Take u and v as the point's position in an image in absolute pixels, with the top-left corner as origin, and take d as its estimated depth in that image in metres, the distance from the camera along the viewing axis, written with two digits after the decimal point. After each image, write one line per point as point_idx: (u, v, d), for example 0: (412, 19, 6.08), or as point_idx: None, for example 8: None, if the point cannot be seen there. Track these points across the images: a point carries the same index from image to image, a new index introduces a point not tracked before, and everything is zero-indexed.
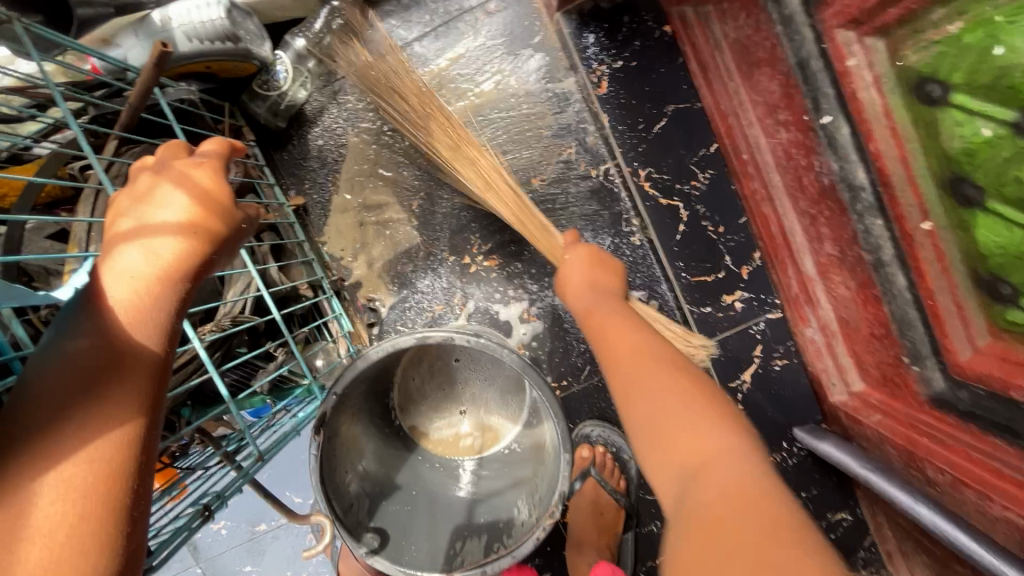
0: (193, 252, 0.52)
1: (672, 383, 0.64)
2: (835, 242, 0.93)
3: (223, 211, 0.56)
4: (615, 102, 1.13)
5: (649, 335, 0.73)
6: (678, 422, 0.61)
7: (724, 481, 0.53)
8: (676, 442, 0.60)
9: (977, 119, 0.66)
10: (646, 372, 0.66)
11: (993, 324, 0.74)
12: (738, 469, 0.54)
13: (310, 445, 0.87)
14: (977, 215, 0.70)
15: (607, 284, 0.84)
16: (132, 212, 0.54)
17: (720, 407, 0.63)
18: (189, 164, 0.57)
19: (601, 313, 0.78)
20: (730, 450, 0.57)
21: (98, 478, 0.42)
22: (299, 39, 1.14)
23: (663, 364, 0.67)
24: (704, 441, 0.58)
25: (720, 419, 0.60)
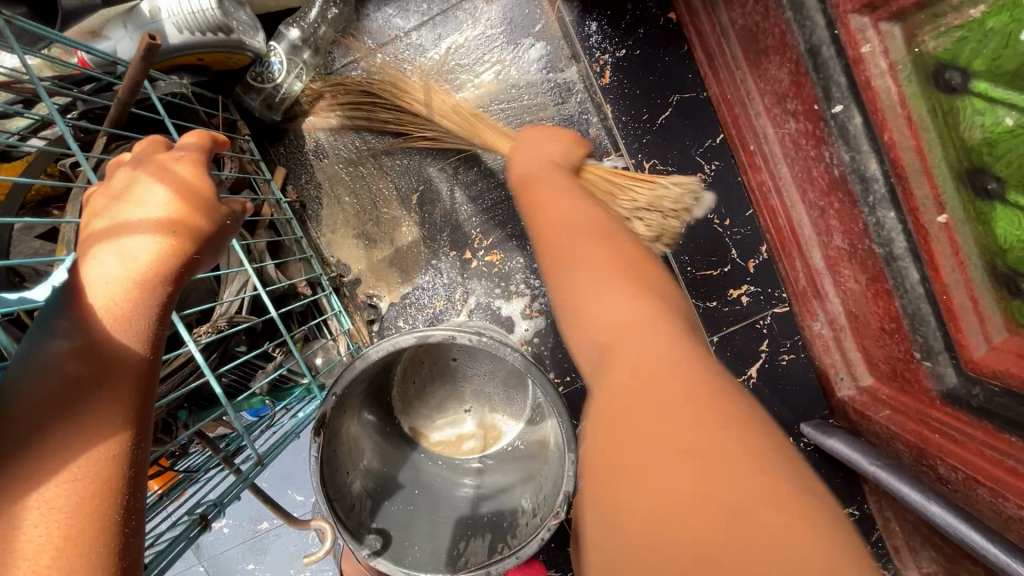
0: (172, 252, 0.50)
1: (586, 248, 0.59)
2: (845, 235, 0.90)
3: (204, 206, 0.53)
4: (618, 92, 1.10)
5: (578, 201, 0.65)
6: (597, 287, 0.55)
7: (643, 352, 0.49)
8: (592, 314, 0.54)
9: (1000, 108, 0.63)
10: (570, 239, 0.60)
11: (1012, 321, 0.71)
12: (658, 343, 0.49)
13: (310, 447, 0.85)
14: (996, 208, 0.67)
15: (552, 155, 0.78)
16: (109, 210, 0.51)
17: (650, 281, 0.57)
18: (170, 158, 0.54)
19: (537, 179, 0.72)
20: (651, 315, 0.52)
21: (84, 498, 0.40)
22: (293, 29, 1.09)
23: (590, 230, 0.61)
24: (625, 311, 0.53)
25: (645, 287, 0.56)
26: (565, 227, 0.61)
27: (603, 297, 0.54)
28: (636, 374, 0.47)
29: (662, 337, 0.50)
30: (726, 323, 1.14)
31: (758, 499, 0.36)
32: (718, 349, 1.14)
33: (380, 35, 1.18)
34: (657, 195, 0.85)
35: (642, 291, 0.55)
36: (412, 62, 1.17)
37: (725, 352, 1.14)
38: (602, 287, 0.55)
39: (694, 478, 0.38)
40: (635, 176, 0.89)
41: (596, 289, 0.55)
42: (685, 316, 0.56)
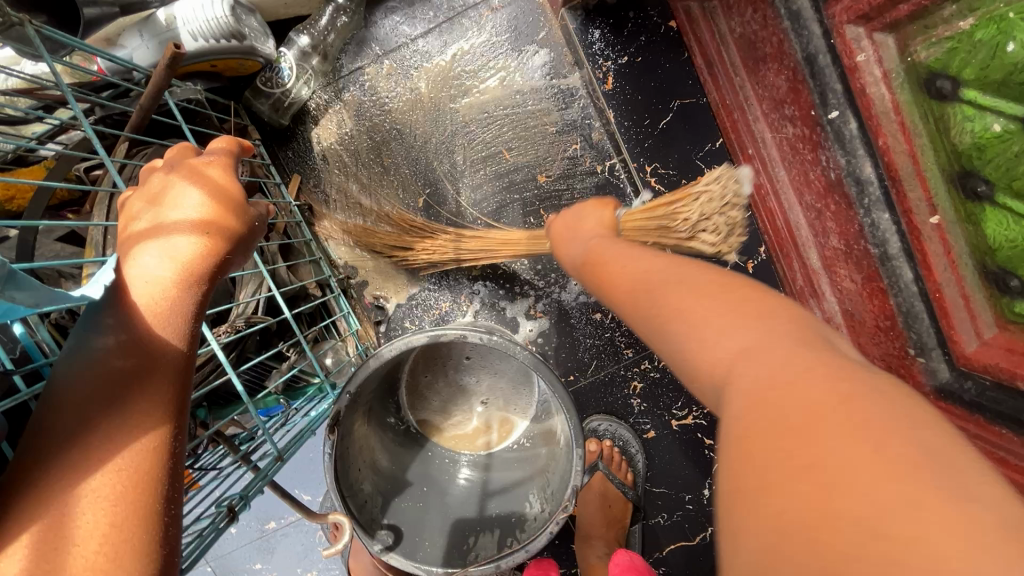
0: (208, 251, 0.52)
1: (672, 288, 0.54)
2: (841, 235, 0.93)
3: (234, 207, 0.55)
4: (621, 98, 1.14)
5: (641, 251, 0.65)
6: (695, 322, 0.50)
7: (761, 373, 0.42)
8: (700, 351, 0.48)
9: (989, 115, 0.66)
10: (651, 282, 0.57)
11: (1001, 316, 0.75)
12: (782, 365, 0.42)
13: (325, 444, 0.87)
14: (986, 209, 0.71)
15: (597, 222, 0.77)
16: (146, 214, 0.53)
17: (752, 299, 0.50)
18: (201, 163, 0.56)
19: (591, 251, 0.71)
20: (762, 335, 0.46)
21: (128, 487, 0.42)
22: (303, 36, 1.14)
23: (672, 274, 0.56)
24: (730, 341, 0.46)
25: (749, 305, 0.49)
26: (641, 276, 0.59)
27: (708, 325, 0.49)
28: (765, 406, 0.40)
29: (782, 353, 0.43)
30: None
31: (908, 514, 0.31)
32: None
33: (386, 42, 1.20)
34: (707, 204, 0.87)
35: (749, 313, 0.48)
36: (419, 69, 1.20)
37: None
38: (701, 315, 0.49)
39: (824, 496, 0.34)
40: (670, 199, 0.91)
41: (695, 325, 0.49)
42: (810, 325, 0.48)
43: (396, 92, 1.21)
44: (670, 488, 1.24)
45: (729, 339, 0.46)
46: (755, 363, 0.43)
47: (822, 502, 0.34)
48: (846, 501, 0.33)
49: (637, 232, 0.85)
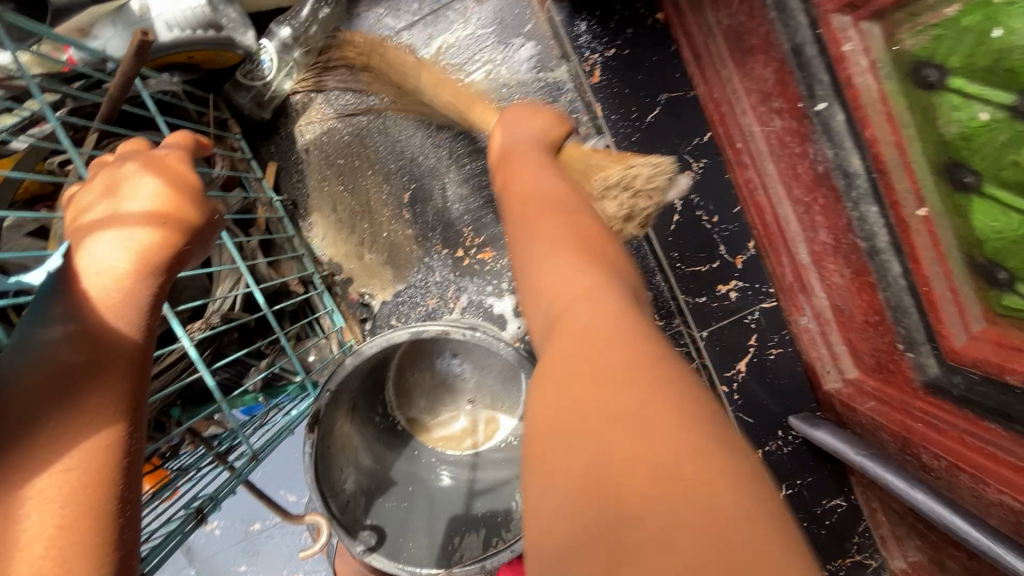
0: (165, 242, 0.50)
1: (546, 225, 0.60)
2: (830, 230, 0.92)
3: (193, 198, 0.54)
4: (608, 91, 1.11)
5: (544, 174, 0.70)
6: (553, 257, 0.56)
7: (588, 316, 0.49)
8: (545, 278, 0.55)
9: (975, 104, 0.64)
10: (536, 213, 0.62)
11: (990, 311, 0.73)
12: (599, 307, 0.49)
13: (306, 442, 0.87)
14: (974, 201, 0.69)
15: (534, 135, 0.81)
16: (97, 204, 0.51)
17: (603, 254, 0.57)
18: (157, 155, 0.55)
19: (511, 153, 0.77)
20: (599, 277, 0.53)
21: (78, 487, 0.40)
22: (285, 27, 1.09)
23: (549, 203, 0.63)
24: (568, 272, 0.54)
25: (597, 255, 0.56)
26: (533, 202, 0.64)
27: (558, 264, 0.55)
28: (564, 334, 0.49)
29: (611, 299, 0.50)
30: (716, 319, 1.16)
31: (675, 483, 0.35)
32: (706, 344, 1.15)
33: (370, 34, 1.18)
34: (629, 172, 0.79)
35: (594, 260, 0.55)
36: None
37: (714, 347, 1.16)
38: (553, 253, 0.56)
39: (631, 463, 0.36)
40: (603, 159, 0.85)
41: (548, 257, 0.56)
42: (635, 283, 0.59)
43: None
44: None
45: (571, 275, 0.53)
46: (592, 305, 0.49)
47: (623, 467, 0.36)
48: (634, 478, 0.36)
49: (574, 159, 0.86)
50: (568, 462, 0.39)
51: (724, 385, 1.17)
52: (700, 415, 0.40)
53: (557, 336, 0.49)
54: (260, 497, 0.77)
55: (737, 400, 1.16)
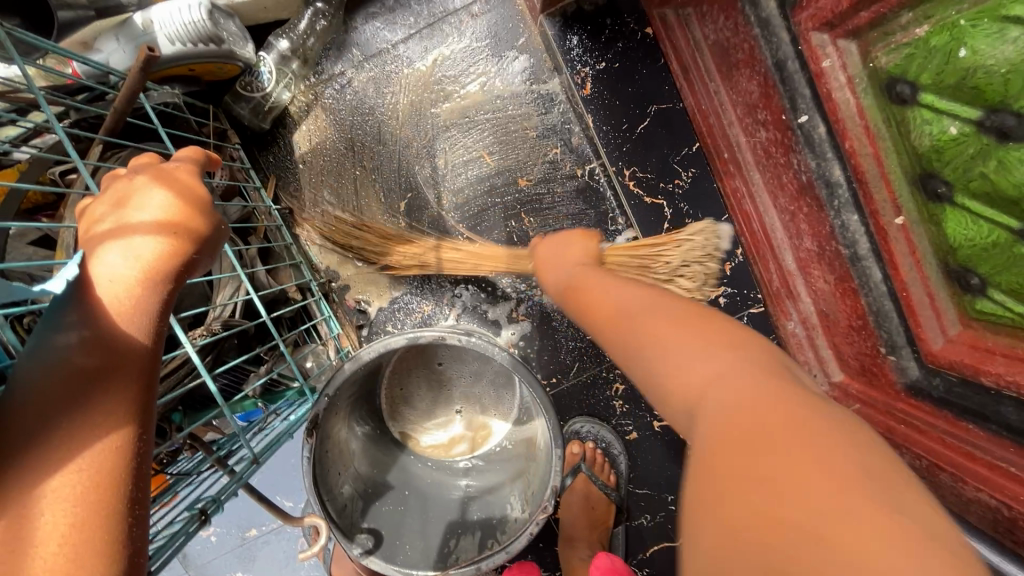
0: (175, 251, 0.52)
1: (654, 316, 0.60)
2: (814, 237, 0.95)
3: (201, 208, 0.55)
4: (599, 103, 1.14)
5: (612, 279, 0.72)
6: (668, 350, 0.56)
7: (731, 397, 0.48)
8: (670, 372, 0.54)
9: (945, 118, 0.66)
10: (632, 308, 0.63)
11: (964, 314, 0.77)
12: (739, 379, 0.49)
13: (302, 447, 0.87)
14: (947, 210, 0.72)
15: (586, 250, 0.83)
16: (109, 215, 0.52)
17: (728, 334, 0.56)
18: (167, 169, 0.57)
19: (570, 282, 0.76)
20: (726, 360, 0.52)
21: (90, 487, 0.42)
22: (282, 40, 1.14)
23: (651, 299, 0.64)
24: (687, 360, 0.53)
25: (721, 337, 0.55)
26: (624, 304, 0.65)
27: (678, 347, 0.55)
28: (706, 404, 0.49)
29: (744, 379, 0.49)
30: None
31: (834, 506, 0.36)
32: None
33: (367, 47, 1.21)
34: (686, 254, 0.95)
35: (716, 341, 0.55)
36: (399, 73, 1.21)
37: None
38: (675, 338, 0.56)
39: (775, 497, 0.39)
40: (656, 242, 0.97)
41: (660, 348, 0.56)
42: (777, 356, 0.55)
43: (380, 97, 1.21)
44: (653, 489, 1.25)
45: (698, 356, 0.53)
46: (728, 391, 0.48)
47: (772, 503, 0.39)
48: (795, 515, 0.37)
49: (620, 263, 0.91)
50: (715, 522, 0.41)
51: None
52: (880, 487, 0.38)
53: (701, 409, 0.49)
54: (260, 500, 0.79)
55: None
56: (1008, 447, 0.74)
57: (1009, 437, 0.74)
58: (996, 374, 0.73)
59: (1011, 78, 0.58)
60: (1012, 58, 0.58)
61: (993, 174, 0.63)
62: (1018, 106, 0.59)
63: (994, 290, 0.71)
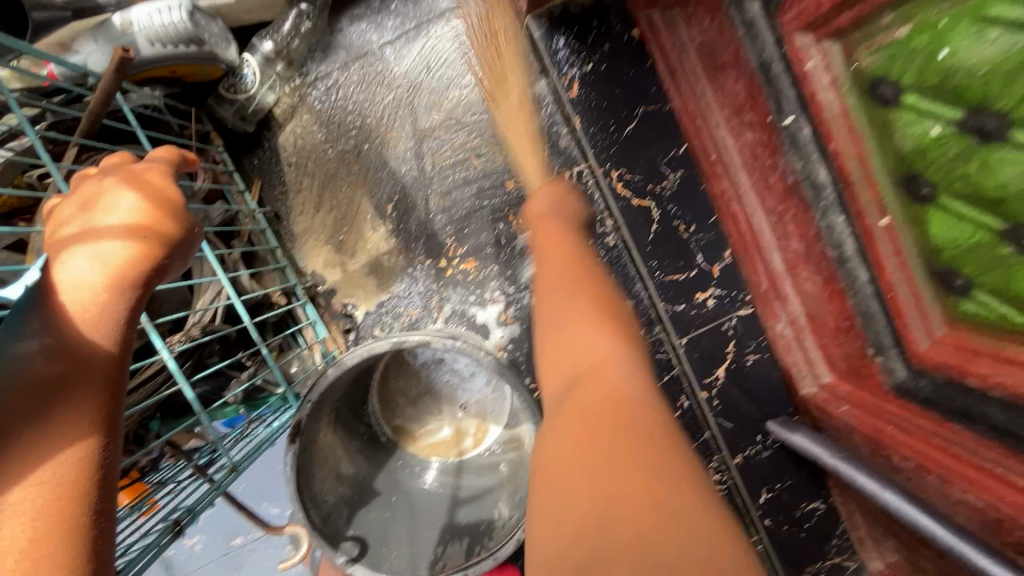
0: (144, 255, 0.50)
1: (579, 291, 0.61)
2: (801, 238, 0.95)
3: (173, 211, 0.54)
4: (586, 105, 1.12)
5: (573, 242, 0.72)
6: (580, 324, 0.57)
7: (615, 382, 0.50)
8: (574, 341, 0.55)
9: (927, 119, 0.66)
10: (568, 278, 0.63)
11: (949, 315, 0.77)
12: (617, 368, 0.52)
13: (287, 454, 0.87)
14: (930, 211, 0.72)
15: (572, 210, 0.84)
16: (75, 218, 0.51)
17: (622, 322, 0.58)
18: (138, 170, 0.55)
19: (546, 220, 0.79)
20: (623, 347, 0.54)
21: (52, 500, 0.40)
22: (267, 42, 1.10)
23: (574, 270, 0.65)
24: (592, 338, 0.55)
25: (617, 324, 0.58)
26: (563, 270, 0.65)
27: (579, 328, 0.56)
28: (583, 386, 0.51)
29: (632, 370, 0.52)
30: (694, 325, 1.18)
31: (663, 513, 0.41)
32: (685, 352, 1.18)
33: (352, 48, 1.20)
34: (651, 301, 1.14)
35: (623, 332, 0.57)
36: (384, 74, 1.20)
37: (693, 353, 1.19)
38: (579, 319, 0.57)
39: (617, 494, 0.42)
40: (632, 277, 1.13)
41: (571, 322, 0.57)
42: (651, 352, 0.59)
43: (366, 99, 1.20)
44: None
45: (593, 338, 0.55)
46: (614, 375, 0.51)
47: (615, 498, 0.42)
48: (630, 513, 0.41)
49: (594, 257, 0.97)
50: (561, 504, 0.44)
51: (704, 391, 1.19)
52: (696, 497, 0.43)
53: (576, 388, 0.51)
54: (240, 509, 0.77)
55: (716, 405, 1.18)
56: (993, 448, 0.75)
57: (995, 437, 0.74)
58: (982, 374, 0.73)
59: (991, 79, 0.58)
60: (993, 60, 0.57)
61: (975, 175, 0.64)
62: (999, 105, 0.59)
63: (979, 290, 0.70)
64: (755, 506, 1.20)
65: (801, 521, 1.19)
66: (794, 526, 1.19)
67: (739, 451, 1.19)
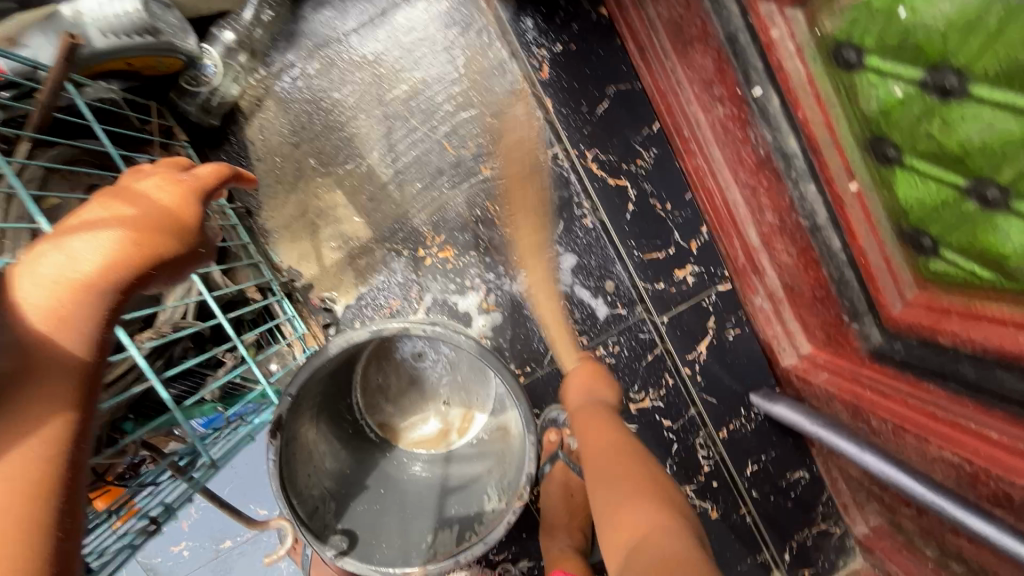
0: (129, 264, 0.50)
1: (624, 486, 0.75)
2: (775, 211, 0.97)
3: (179, 231, 0.55)
4: (557, 86, 1.14)
5: (618, 432, 0.86)
6: (625, 500, 0.72)
7: (666, 545, 0.62)
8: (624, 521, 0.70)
9: (890, 81, 0.66)
10: (612, 474, 0.78)
11: (919, 277, 0.79)
12: (670, 538, 0.64)
13: (268, 450, 0.83)
14: (897, 172, 0.72)
15: (604, 399, 0.96)
16: (81, 214, 0.52)
17: (665, 497, 0.73)
18: (161, 183, 0.57)
19: (586, 415, 0.92)
20: (664, 519, 0.68)
21: (14, 498, 0.39)
22: (227, 31, 1.09)
23: (620, 449, 0.82)
24: (637, 515, 0.69)
25: (661, 498, 0.72)
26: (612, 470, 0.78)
27: (632, 510, 0.71)
28: (644, 555, 0.62)
29: (678, 537, 0.64)
30: (675, 303, 1.18)
31: None
32: (668, 330, 1.18)
33: (317, 36, 1.17)
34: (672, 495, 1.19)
35: (667, 508, 0.70)
36: (353, 63, 1.18)
37: (676, 331, 1.19)
38: (631, 501, 0.72)
39: None
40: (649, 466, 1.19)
41: (620, 503, 0.73)
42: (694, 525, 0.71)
43: (334, 89, 1.18)
44: None
45: (644, 518, 0.69)
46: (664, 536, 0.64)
47: None
48: None
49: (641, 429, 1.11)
50: None
51: (687, 367, 1.19)
52: None
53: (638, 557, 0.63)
54: (218, 505, 0.76)
55: (700, 381, 1.20)
56: (966, 404, 0.77)
57: (968, 394, 0.77)
58: (952, 332, 0.75)
59: (950, 33, 0.57)
60: (950, 15, 0.56)
61: (938, 134, 0.63)
62: (959, 61, 0.58)
63: (946, 251, 0.70)
64: (743, 479, 1.21)
65: (787, 491, 1.22)
66: (781, 496, 1.22)
67: (724, 425, 1.21)
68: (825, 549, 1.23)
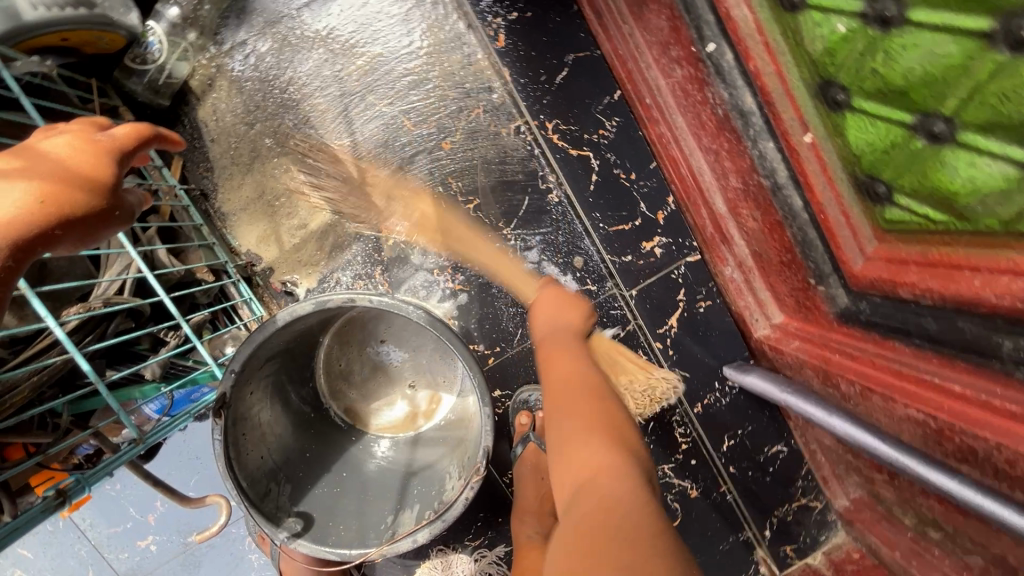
0: (28, 222, 0.50)
1: (586, 424, 0.68)
2: (737, 174, 0.92)
3: (93, 188, 0.54)
4: (514, 55, 1.12)
5: (583, 364, 0.77)
6: (577, 444, 0.67)
7: (610, 491, 0.59)
8: (574, 457, 0.66)
9: (832, 17, 0.64)
10: (572, 404, 0.71)
11: (878, 228, 0.76)
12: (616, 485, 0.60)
13: (212, 430, 0.81)
14: (847, 117, 0.70)
15: (570, 324, 0.85)
16: None
17: (621, 435, 0.68)
18: (78, 142, 0.56)
19: (552, 342, 0.82)
20: (616, 462, 0.63)
21: None
22: (173, 7, 1.07)
23: (584, 384, 0.74)
24: (593, 459, 0.64)
25: (616, 437, 0.67)
26: (566, 395, 0.72)
27: (584, 450, 0.65)
28: (590, 500, 0.59)
29: (628, 485, 0.60)
30: (644, 276, 1.15)
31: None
32: (636, 303, 1.15)
33: (268, 12, 1.14)
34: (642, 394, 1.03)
35: (622, 448, 0.66)
36: (305, 38, 1.15)
37: (646, 305, 1.16)
38: (582, 444, 0.66)
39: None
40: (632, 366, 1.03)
41: (572, 443, 0.67)
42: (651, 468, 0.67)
43: (289, 66, 1.15)
44: None
45: (595, 457, 0.64)
46: (613, 500, 0.58)
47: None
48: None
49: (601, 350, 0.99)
50: None
51: (658, 342, 1.16)
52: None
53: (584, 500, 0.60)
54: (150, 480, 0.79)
55: (672, 355, 1.16)
56: (930, 359, 0.73)
57: (931, 348, 0.74)
58: (911, 284, 0.72)
59: None
60: None
61: (882, 68, 0.61)
62: None
63: (899, 195, 0.69)
64: (719, 454, 1.19)
65: (765, 466, 1.19)
66: (759, 471, 1.19)
67: (699, 401, 1.18)
68: (806, 524, 1.19)
